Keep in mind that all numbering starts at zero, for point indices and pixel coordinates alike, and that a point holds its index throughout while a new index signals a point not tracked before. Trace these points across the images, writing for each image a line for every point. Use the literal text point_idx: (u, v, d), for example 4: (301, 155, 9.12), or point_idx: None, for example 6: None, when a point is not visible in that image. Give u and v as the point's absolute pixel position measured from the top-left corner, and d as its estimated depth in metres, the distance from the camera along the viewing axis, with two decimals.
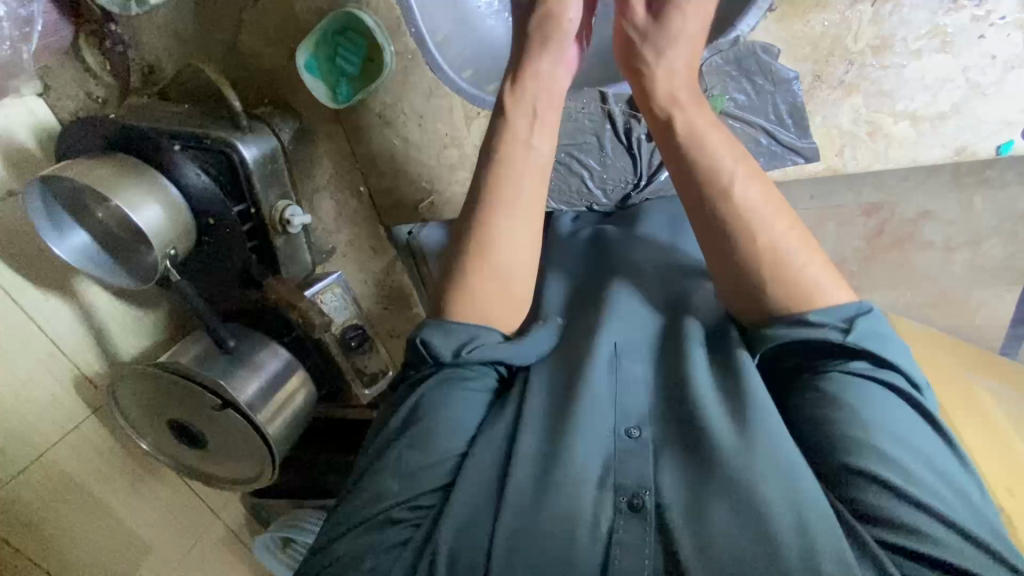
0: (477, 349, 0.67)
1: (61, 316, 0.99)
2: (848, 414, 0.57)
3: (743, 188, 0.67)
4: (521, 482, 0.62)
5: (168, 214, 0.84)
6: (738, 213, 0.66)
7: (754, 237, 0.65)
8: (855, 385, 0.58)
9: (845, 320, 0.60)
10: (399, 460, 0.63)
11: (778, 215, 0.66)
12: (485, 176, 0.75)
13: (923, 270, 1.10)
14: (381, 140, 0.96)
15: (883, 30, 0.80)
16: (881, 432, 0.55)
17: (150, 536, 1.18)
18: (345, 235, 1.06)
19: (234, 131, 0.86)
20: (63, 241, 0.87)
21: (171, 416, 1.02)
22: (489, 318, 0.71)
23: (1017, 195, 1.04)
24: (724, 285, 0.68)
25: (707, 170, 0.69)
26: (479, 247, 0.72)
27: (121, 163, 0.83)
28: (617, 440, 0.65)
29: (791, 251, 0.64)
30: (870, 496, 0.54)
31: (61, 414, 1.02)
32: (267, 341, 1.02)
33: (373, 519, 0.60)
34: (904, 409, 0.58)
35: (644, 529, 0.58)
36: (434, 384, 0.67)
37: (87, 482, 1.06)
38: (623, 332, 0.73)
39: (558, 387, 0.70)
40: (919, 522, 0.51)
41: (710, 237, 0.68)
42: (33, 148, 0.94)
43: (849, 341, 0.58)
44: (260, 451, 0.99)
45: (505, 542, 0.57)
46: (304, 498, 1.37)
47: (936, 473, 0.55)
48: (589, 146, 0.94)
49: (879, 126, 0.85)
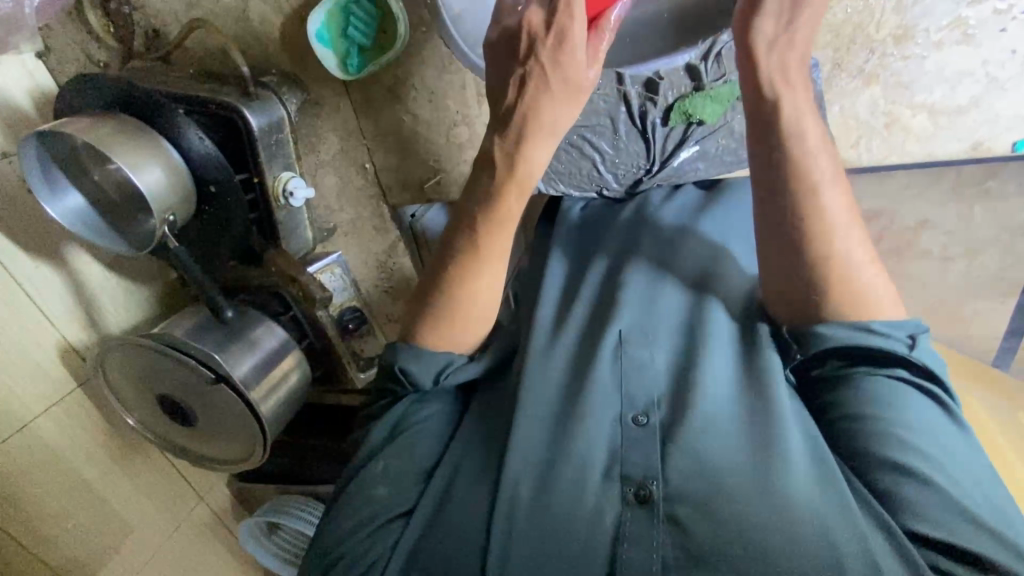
0: (452, 375, 0.74)
1: (49, 283, 0.97)
2: (894, 412, 0.59)
3: (827, 193, 0.65)
4: (522, 467, 0.65)
5: (168, 177, 0.83)
6: (819, 213, 0.65)
7: (825, 243, 0.65)
8: (900, 390, 0.61)
9: (908, 336, 0.62)
10: (384, 470, 0.67)
11: (850, 226, 0.66)
12: (496, 146, 0.71)
13: (920, 278, 1.11)
14: (391, 116, 0.93)
15: (906, 19, 0.77)
16: (921, 433, 0.58)
17: (133, 516, 1.14)
18: (348, 214, 1.04)
19: (242, 98, 0.84)
20: (57, 202, 0.84)
21: (160, 392, 0.99)
22: (450, 343, 0.75)
23: (1016, 207, 1.02)
24: (775, 278, 0.68)
25: (800, 165, 0.65)
26: (465, 296, 0.74)
27: (120, 123, 0.81)
28: (623, 427, 0.67)
29: (857, 265, 0.65)
30: (907, 492, 0.56)
31: (47, 385, 0.98)
32: (263, 318, 0.99)
33: (373, 524, 0.64)
34: (943, 417, 0.60)
35: (651, 521, 0.60)
36: (410, 402, 0.72)
37: (69, 456, 1.02)
38: (632, 317, 0.73)
39: (566, 381, 0.72)
40: (951, 518, 0.54)
41: (777, 233, 0.67)
42: (29, 111, 0.92)
43: (912, 355, 0.61)
44: (251, 429, 0.97)
45: (504, 534, 0.61)
46: (290, 485, 1.34)
47: (968, 477, 0.57)
48: (603, 128, 0.90)
49: (895, 117, 0.84)
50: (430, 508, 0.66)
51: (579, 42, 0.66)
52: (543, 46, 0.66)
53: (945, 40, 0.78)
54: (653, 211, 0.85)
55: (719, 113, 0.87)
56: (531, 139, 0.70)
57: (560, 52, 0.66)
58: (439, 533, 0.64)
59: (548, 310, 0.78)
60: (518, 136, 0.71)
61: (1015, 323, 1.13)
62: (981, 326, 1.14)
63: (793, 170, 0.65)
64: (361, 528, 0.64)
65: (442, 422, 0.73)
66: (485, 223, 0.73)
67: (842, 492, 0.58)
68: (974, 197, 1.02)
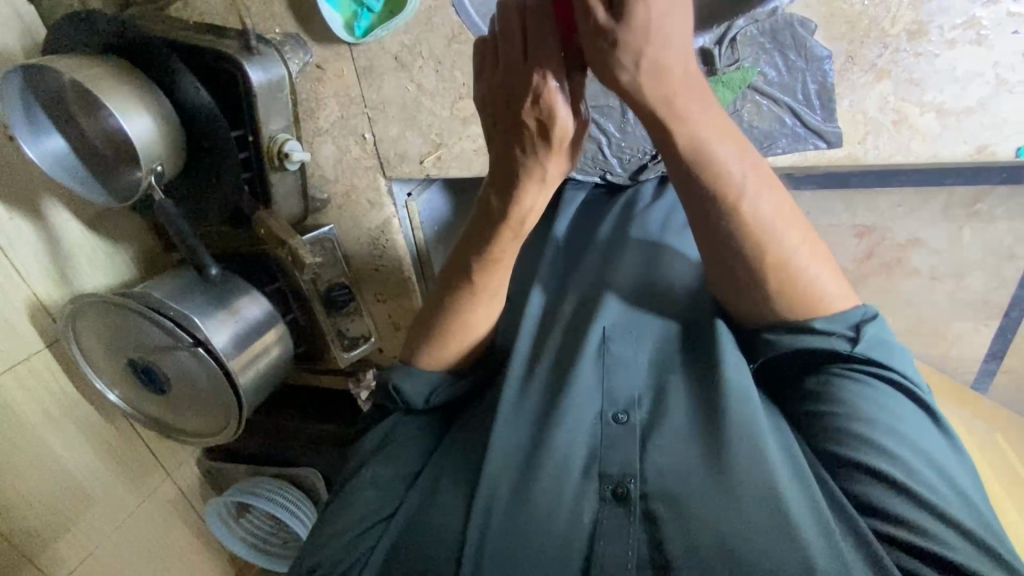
0: (441, 395, 0.74)
1: (23, 235, 0.92)
2: (849, 408, 0.58)
3: (754, 202, 0.62)
4: (500, 470, 0.63)
5: (159, 125, 0.81)
6: (749, 226, 0.62)
7: (762, 254, 0.62)
8: (856, 384, 0.59)
9: (852, 328, 0.61)
10: (373, 476, 0.68)
11: (785, 223, 0.62)
12: (500, 175, 0.68)
13: (906, 295, 1.13)
14: (394, 85, 0.90)
15: (922, 15, 0.72)
16: (880, 426, 0.56)
17: (94, 488, 1.08)
18: (342, 185, 1.00)
19: (243, 51, 0.82)
20: (38, 144, 0.81)
21: (131, 355, 0.94)
22: (444, 338, 0.74)
23: (1005, 231, 1.02)
24: (739, 292, 0.65)
25: (717, 186, 0.61)
26: (460, 332, 0.74)
27: (115, 66, 0.79)
28: (603, 425, 0.65)
29: (804, 258, 0.62)
30: (868, 490, 0.55)
31: (12, 341, 0.93)
32: (247, 287, 0.96)
33: (355, 529, 0.65)
34: (908, 410, 0.58)
35: (628, 519, 0.59)
36: (394, 423, 0.73)
37: (30, 417, 0.97)
38: (614, 315, 0.71)
39: (558, 373, 0.70)
40: (913, 515, 0.52)
41: (717, 251, 0.65)
42: (15, 52, 0.88)
43: (855, 351, 0.59)
44: (225, 401, 0.93)
45: (480, 529, 0.60)
46: (261, 467, 1.27)
47: (932, 469, 0.55)
48: (610, 109, 0.90)
49: (905, 116, 0.77)
50: (411, 511, 0.66)
51: (558, 98, 0.61)
52: (527, 108, 0.62)
53: (959, 39, 0.72)
54: (640, 211, 0.83)
55: (729, 99, 0.81)
56: (524, 178, 0.66)
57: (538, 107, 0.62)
58: (418, 532, 0.64)
59: (535, 307, 0.76)
60: (505, 186, 0.67)
61: (995, 347, 1.14)
62: (965, 347, 1.16)
63: (713, 195, 0.62)
64: (351, 529, 0.65)
65: (425, 430, 0.74)
66: (481, 224, 0.71)
67: (815, 494, 0.56)
68: (964, 218, 1.02)
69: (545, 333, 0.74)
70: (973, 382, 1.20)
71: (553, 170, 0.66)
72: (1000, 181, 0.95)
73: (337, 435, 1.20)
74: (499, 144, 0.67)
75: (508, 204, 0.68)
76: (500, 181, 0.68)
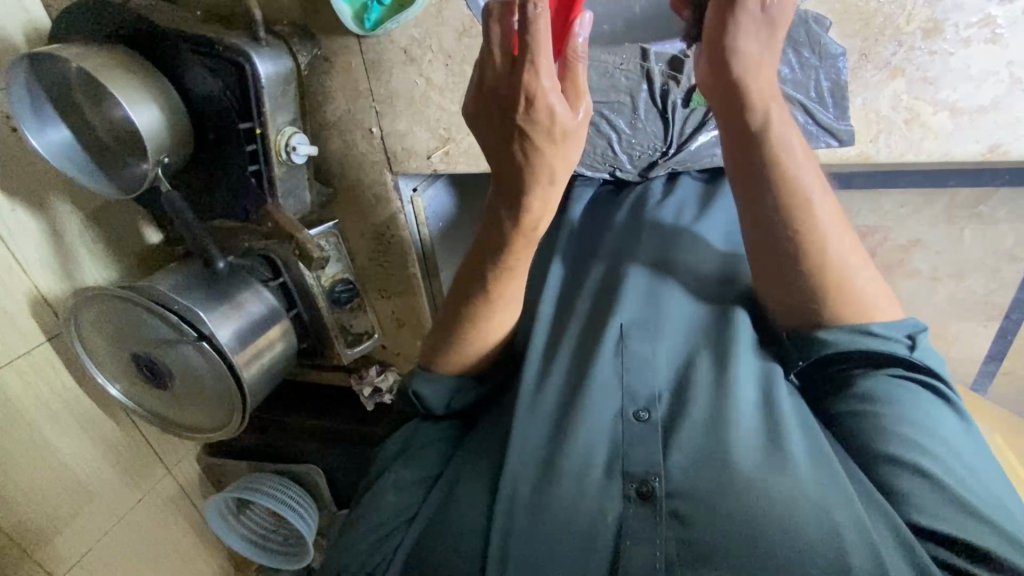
0: (459, 401, 0.74)
1: (25, 227, 0.91)
2: (890, 409, 0.59)
3: (819, 206, 0.65)
4: (520, 468, 0.63)
5: (166, 116, 0.80)
6: (806, 230, 0.65)
7: (822, 257, 0.65)
8: (897, 385, 0.60)
9: (908, 336, 0.62)
10: (395, 480, 0.69)
11: (841, 235, 0.66)
12: (503, 185, 0.66)
13: (908, 296, 1.13)
14: (402, 79, 0.90)
15: (936, 13, 0.72)
16: (919, 426, 0.57)
17: (94, 483, 1.07)
18: (349, 179, 1.00)
19: (251, 42, 0.81)
20: (41, 134, 0.80)
21: (133, 350, 0.93)
22: (464, 339, 0.74)
23: (1005, 232, 1.02)
24: (782, 296, 0.67)
25: (784, 186, 0.66)
26: (477, 347, 0.74)
27: (120, 55, 0.78)
28: (623, 423, 0.65)
29: (856, 266, 0.65)
30: (906, 484, 0.55)
31: (13, 334, 0.92)
32: (251, 281, 0.95)
33: (379, 533, 0.65)
34: (946, 414, 0.59)
35: (654, 520, 0.58)
36: (416, 425, 0.74)
37: (31, 412, 0.95)
38: (631, 312, 0.71)
39: (576, 371, 0.69)
40: (951, 512, 0.53)
41: (768, 249, 0.67)
42: (18, 41, 0.87)
43: (912, 356, 0.61)
44: (231, 396, 0.92)
45: (503, 530, 0.60)
46: (262, 463, 1.27)
47: (969, 471, 0.56)
48: (621, 105, 0.88)
49: (917, 114, 0.77)
50: (431, 511, 0.67)
51: (552, 98, 0.59)
52: (519, 114, 0.60)
53: (974, 37, 0.72)
54: (652, 207, 0.83)
55: None
56: (529, 183, 0.65)
57: (532, 115, 0.60)
58: (436, 533, 0.64)
59: (547, 307, 0.76)
60: (512, 195, 0.66)
61: (994, 349, 1.14)
62: (965, 348, 1.16)
63: (781, 193, 0.66)
64: (373, 533, 0.65)
65: (443, 432, 0.75)
66: (489, 223, 0.71)
67: (848, 494, 0.56)
68: (966, 220, 1.02)
69: (559, 331, 0.73)
70: (972, 384, 1.20)
71: (564, 167, 0.65)
72: (1005, 182, 0.96)
73: (340, 431, 1.18)
74: (498, 155, 0.65)
75: (517, 212, 0.67)
76: (505, 189, 0.67)
